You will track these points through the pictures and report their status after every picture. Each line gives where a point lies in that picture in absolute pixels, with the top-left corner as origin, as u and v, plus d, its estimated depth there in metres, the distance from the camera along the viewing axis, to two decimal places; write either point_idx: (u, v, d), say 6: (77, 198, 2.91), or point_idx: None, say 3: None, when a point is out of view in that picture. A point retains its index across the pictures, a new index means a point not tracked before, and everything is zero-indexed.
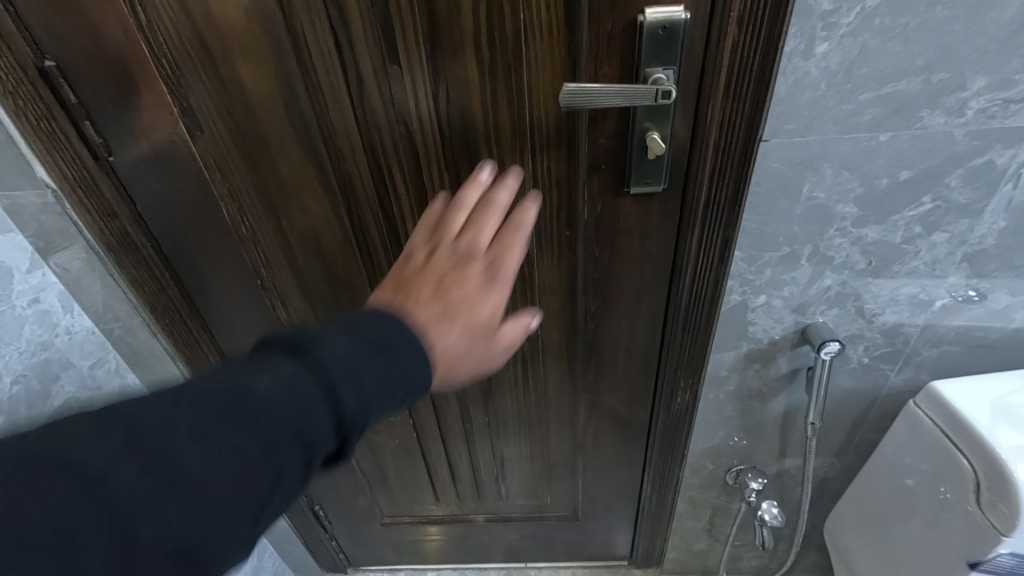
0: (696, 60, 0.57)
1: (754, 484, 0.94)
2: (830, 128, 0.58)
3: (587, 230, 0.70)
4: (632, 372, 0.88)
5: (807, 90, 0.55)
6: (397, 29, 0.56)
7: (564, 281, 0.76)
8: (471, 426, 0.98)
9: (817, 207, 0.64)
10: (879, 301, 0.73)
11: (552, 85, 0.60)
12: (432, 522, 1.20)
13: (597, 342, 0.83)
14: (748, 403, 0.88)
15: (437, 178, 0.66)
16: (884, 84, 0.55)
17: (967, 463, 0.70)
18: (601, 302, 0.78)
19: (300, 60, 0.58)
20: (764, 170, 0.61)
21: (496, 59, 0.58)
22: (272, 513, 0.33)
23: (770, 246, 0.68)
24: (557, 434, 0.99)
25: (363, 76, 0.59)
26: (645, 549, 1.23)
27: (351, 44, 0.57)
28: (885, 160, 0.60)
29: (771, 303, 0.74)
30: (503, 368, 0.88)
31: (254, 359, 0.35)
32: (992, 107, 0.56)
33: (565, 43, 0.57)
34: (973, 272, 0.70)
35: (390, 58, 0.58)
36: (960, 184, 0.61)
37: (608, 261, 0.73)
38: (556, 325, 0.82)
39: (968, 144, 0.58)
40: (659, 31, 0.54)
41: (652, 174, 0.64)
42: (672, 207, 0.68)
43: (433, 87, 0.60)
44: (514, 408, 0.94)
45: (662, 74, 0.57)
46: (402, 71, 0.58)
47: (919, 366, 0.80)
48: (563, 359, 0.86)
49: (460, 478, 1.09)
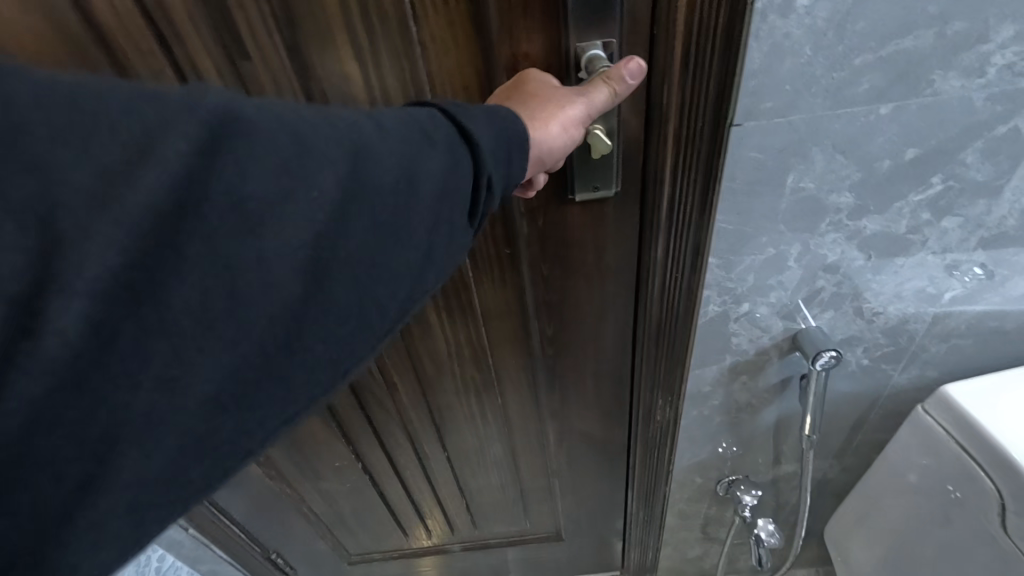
0: (641, 29, 0.44)
1: (748, 498, 0.86)
2: (819, 104, 0.45)
3: (531, 246, 0.58)
4: (604, 395, 0.77)
5: (788, 57, 0.42)
6: (233, 12, 0.42)
7: (511, 304, 0.64)
8: (429, 462, 0.87)
9: (806, 200, 0.52)
10: (880, 299, 0.62)
11: (461, 72, 0.46)
12: (404, 556, 1.11)
13: (558, 367, 0.72)
14: (736, 416, 0.77)
15: None
16: (885, 43, 0.42)
17: (990, 483, 0.62)
18: (558, 325, 0.66)
19: (116, 63, 0.44)
20: (738, 161, 0.49)
21: (377, 45, 0.44)
22: (408, 282, 0.35)
23: (751, 248, 0.56)
24: (527, 462, 0.89)
25: (206, 78, 0.45)
26: (638, 559, 1.15)
27: (180, 36, 0.43)
28: (889, 137, 0.48)
29: (755, 312, 0.63)
30: (454, 402, 0.76)
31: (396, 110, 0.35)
32: (1021, 62, 0.44)
33: (469, 15, 0.43)
34: (990, 258, 0.59)
35: (238, 53, 0.44)
36: (977, 159, 0.50)
37: (560, 280, 0.62)
38: (510, 352, 0.70)
39: (989, 111, 0.46)
40: None
41: (601, 176, 0.52)
42: (629, 210, 0.56)
43: (303, 86, 0.46)
44: (474, 441, 0.83)
45: (598, 50, 0.44)
46: (256, 69, 0.45)
47: (926, 363, 0.70)
48: (524, 386, 0.75)
49: (427, 511, 0.99)
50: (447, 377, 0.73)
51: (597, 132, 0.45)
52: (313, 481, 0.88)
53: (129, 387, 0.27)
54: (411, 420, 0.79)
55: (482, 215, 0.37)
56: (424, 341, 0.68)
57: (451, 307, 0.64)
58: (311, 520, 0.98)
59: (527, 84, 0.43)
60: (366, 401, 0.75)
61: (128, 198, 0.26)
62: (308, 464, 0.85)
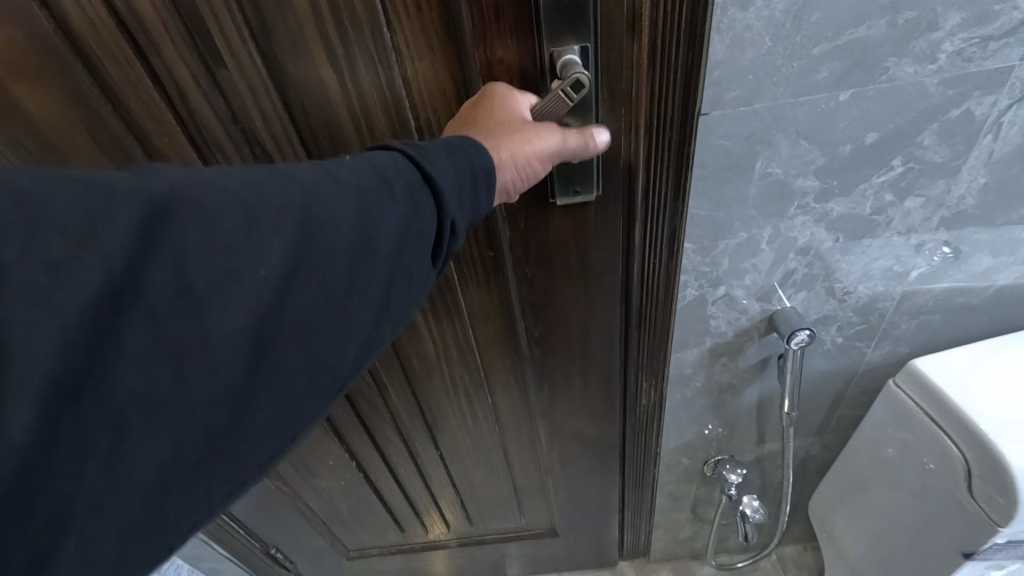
0: (619, 30, 0.44)
1: (733, 477, 0.89)
2: (781, 92, 0.47)
3: (513, 249, 0.59)
4: (593, 397, 0.78)
5: (750, 47, 0.45)
6: (205, 20, 0.43)
7: (496, 306, 0.66)
8: (422, 461, 0.89)
9: (774, 184, 0.54)
10: (850, 279, 0.65)
11: (437, 74, 0.47)
12: (404, 553, 1.13)
13: (546, 367, 0.73)
14: (719, 396, 0.80)
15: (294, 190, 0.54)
16: (841, 32, 0.44)
17: (957, 450, 0.64)
18: (545, 329, 0.68)
19: (94, 72, 0.46)
20: (707, 148, 0.51)
21: (351, 49, 0.45)
22: (365, 326, 0.37)
23: (724, 233, 0.58)
24: (520, 460, 0.91)
25: (182, 86, 0.47)
26: (631, 542, 1.18)
27: (155, 46, 0.44)
28: (849, 122, 0.50)
29: (732, 294, 0.65)
30: (444, 402, 0.79)
31: (351, 162, 0.37)
32: (969, 47, 0.46)
33: (443, 19, 0.44)
34: (952, 236, 0.61)
35: (214, 62, 0.45)
36: (934, 141, 0.52)
37: (544, 282, 0.62)
38: (498, 352, 0.72)
39: (942, 95, 0.49)
40: None
41: (581, 180, 0.52)
42: (611, 214, 0.56)
43: (279, 93, 0.48)
44: (465, 438, 0.85)
45: (574, 53, 0.44)
46: (231, 76, 0.46)
47: (897, 339, 0.73)
48: (513, 386, 0.77)
49: (422, 508, 1.01)
50: (436, 376, 0.75)
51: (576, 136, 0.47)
52: (308, 479, 0.90)
53: (79, 453, 0.27)
54: (401, 418, 0.81)
55: (445, 256, 0.40)
56: (410, 342, 0.70)
57: (436, 306, 0.66)
58: (308, 517, 0.99)
59: (497, 105, 0.44)
60: (355, 401, 0.77)
61: (74, 280, 0.27)
62: (302, 462, 0.86)
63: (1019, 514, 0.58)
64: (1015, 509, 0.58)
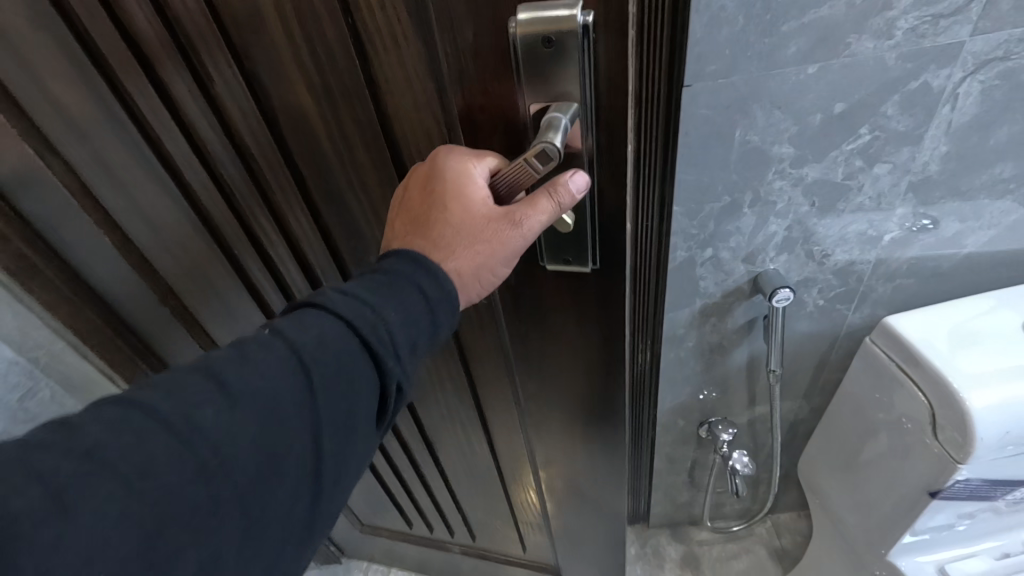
0: (616, 86, 0.38)
1: (724, 436, 0.94)
2: (755, 66, 0.54)
3: (505, 300, 0.56)
4: (591, 461, 0.73)
5: (725, 26, 0.51)
6: (191, 30, 0.42)
7: (492, 347, 0.63)
8: (422, 467, 0.93)
9: (752, 151, 0.61)
10: (828, 242, 0.71)
11: (419, 109, 0.43)
12: (414, 545, 1.21)
13: (543, 422, 0.70)
14: (710, 357, 0.87)
15: (286, 202, 0.54)
16: (807, 11, 0.51)
17: (922, 396, 0.71)
18: (537, 382, 0.64)
19: (107, 79, 0.45)
20: (690, 118, 0.58)
21: (325, 63, 0.42)
22: (297, 495, 0.36)
23: (709, 197, 0.65)
24: (520, 497, 0.90)
25: (178, 99, 0.46)
26: (632, 507, 1.26)
27: (154, 59, 0.44)
28: (818, 93, 0.56)
29: (718, 256, 0.72)
30: (439, 431, 0.82)
31: (261, 350, 0.36)
32: (922, 25, 0.52)
33: (418, 57, 0.39)
34: (920, 202, 0.67)
35: (205, 79, 0.45)
36: (897, 111, 0.58)
37: (536, 338, 0.58)
38: (495, 393, 0.70)
39: (901, 68, 0.55)
40: (542, 44, 0.35)
41: (572, 247, 0.47)
42: (608, 283, 0.50)
43: (262, 112, 0.46)
44: (458, 465, 0.88)
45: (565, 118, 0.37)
46: (221, 90, 0.45)
47: (875, 303, 0.79)
48: (508, 427, 0.74)
49: (427, 512, 1.08)
50: (433, 404, 0.77)
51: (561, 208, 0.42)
52: None
53: None
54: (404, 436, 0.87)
55: (387, 402, 0.40)
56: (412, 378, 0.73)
57: None
58: None
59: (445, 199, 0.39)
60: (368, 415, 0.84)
61: None
62: None
63: (976, 449, 0.65)
64: (972, 445, 0.65)
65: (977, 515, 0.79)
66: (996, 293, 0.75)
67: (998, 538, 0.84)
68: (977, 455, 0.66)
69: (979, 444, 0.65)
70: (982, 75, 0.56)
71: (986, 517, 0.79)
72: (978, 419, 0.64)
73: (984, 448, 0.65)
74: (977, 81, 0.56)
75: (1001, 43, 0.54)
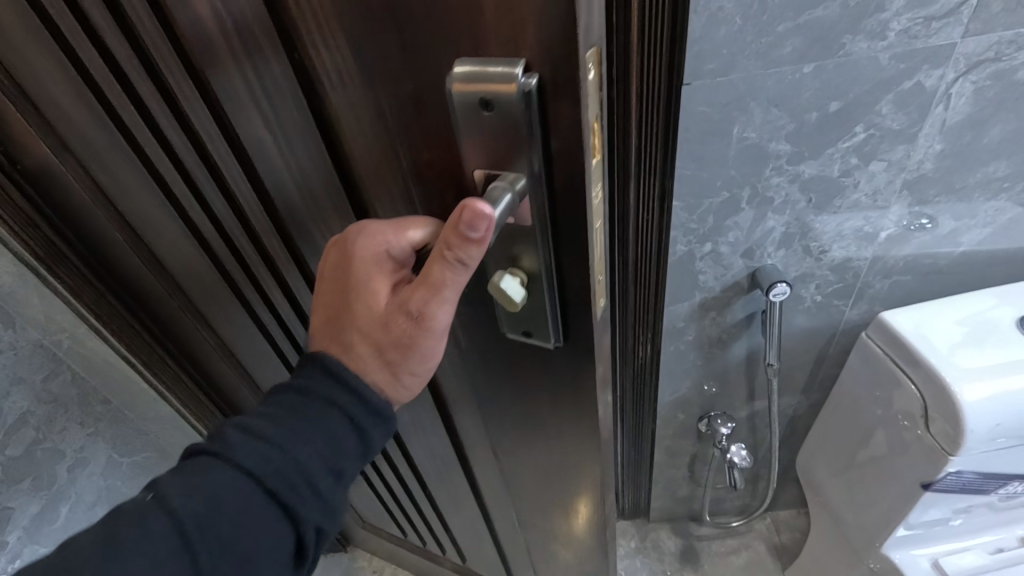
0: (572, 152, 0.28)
1: (723, 430, 0.97)
2: (752, 64, 0.56)
3: (465, 355, 0.46)
4: (575, 530, 0.63)
5: (722, 26, 0.53)
6: (153, 58, 0.35)
7: (461, 395, 0.53)
8: (409, 488, 0.87)
9: (750, 147, 0.63)
10: (826, 238, 0.73)
11: (376, 160, 0.34)
12: (412, 549, 1.20)
13: (517, 483, 0.60)
14: (709, 350, 0.88)
15: (265, 241, 0.47)
16: (802, 12, 0.53)
17: (915, 389, 0.73)
18: (513, 441, 0.53)
19: (95, 93, 0.41)
20: (689, 115, 0.60)
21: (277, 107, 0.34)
22: None
23: (708, 192, 0.67)
24: (509, 543, 0.82)
25: (158, 121, 0.41)
26: (632, 501, 1.27)
27: (128, 78, 0.38)
28: (814, 92, 0.58)
29: (718, 251, 0.74)
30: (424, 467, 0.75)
31: (142, 523, 0.34)
32: (915, 26, 0.54)
33: (351, 105, 0.31)
34: (915, 200, 0.69)
35: (175, 108, 0.38)
36: (892, 110, 0.60)
37: (501, 399, 0.48)
38: (470, 441, 0.61)
39: (894, 68, 0.57)
40: (481, 105, 0.27)
41: (533, 322, 0.37)
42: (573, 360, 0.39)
43: (230, 149, 0.39)
44: (447, 502, 0.82)
45: (512, 191, 0.29)
46: (190, 126, 0.39)
47: (872, 299, 0.81)
48: (488, 473, 0.65)
49: (420, 529, 1.04)
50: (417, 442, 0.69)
51: (505, 280, 0.33)
52: None
53: None
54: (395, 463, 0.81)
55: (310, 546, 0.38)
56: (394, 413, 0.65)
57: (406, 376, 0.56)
58: None
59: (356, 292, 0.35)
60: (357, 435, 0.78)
61: None
62: None
63: (966, 440, 0.67)
64: (962, 437, 0.67)
65: (972, 510, 0.80)
66: (1000, 290, 0.76)
67: (992, 533, 0.85)
68: (966, 446, 0.68)
69: (969, 437, 0.67)
70: (975, 75, 0.58)
71: (981, 512, 0.81)
72: (969, 413, 0.66)
73: (974, 440, 0.67)
74: (969, 81, 0.58)
75: (993, 44, 0.56)
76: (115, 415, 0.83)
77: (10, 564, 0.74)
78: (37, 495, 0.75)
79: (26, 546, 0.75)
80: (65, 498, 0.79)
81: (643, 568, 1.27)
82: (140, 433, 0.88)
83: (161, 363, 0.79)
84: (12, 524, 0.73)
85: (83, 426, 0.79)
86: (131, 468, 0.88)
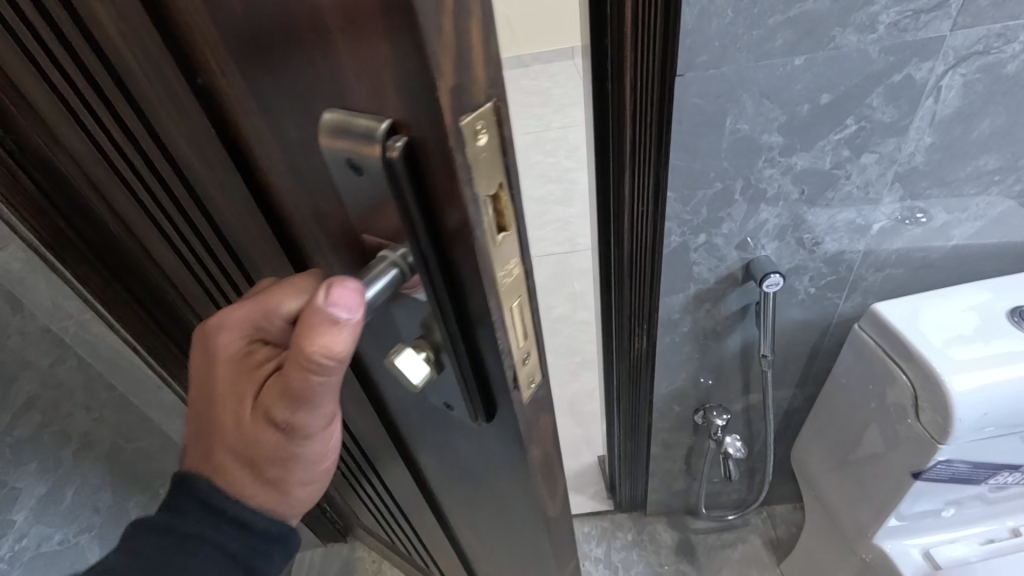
0: (455, 224, 0.27)
1: (718, 421, 0.98)
2: (744, 57, 0.57)
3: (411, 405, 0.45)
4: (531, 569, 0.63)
5: (715, 18, 0.54)
6: (92, 70, 0.37)
7: (414, 441, 0.53)
8: (387, 500, 0.87)
9: (743, 139, 0.64)
10: (818, 230, 0.74)
11: (288, 199, 0.34)
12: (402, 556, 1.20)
13: (477, 525, 0.60)
14: (704, 342, 0.89)
15: (218, 251, 0.48)
16: (792, 6, 0.54)
17: (906, 379, 0.74)
18: (465, 487, 0.53)
19: (63, 98, 0.43)
20: (682, 107, 0.61)
21: (203, 130, 0.34)
22: None
23: (702, 183, 0.68)
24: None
25: (112, 129, 0.42)
26: (629, 494, 1.29)
27: (80, 88, 0.39)
28: (804, 84, 0.59)
29: (712, 242, 0.75)
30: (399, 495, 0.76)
31: None
32: (904, 19, 0.55)
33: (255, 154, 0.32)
34: (907, 193, 0.70)
35: (121, 119, 0.40)
36: (882, 102, 0.61)
37: (447, 450, 0.48)
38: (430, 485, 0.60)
39: (884, 60, 0.58)
40: (353, 166, 0.27)
41: (448, 393, 0.37)
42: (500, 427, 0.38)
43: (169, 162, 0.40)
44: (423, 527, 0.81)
45: (398, 266, 0.29)
46: (135, 136, 0.40)
47: (865, 292, 0.82)
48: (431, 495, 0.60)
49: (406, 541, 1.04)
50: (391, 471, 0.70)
51: (405, 351, 0.33)
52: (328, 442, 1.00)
53: None
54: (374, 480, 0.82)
55: None
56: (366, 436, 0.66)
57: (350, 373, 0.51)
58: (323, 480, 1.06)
59: (226, 398, 0.36)
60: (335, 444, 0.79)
61: None
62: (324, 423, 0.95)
63: (955, 429, 0.68)
64: (951, 426, 0.68)
65: (964, 502, 0.81)
66: (992, 282, 0.77)
67: (984, 525, 0.86)
68: (955, 435, 0.69)
69: (958, 426, 0.68)
70: (964, 68, 0.59)
71: (971, 504, 0.82)
72: (959, 402, 0.67)
73: (964, 429, 0.68)
74: (959, 74, 0.59)
75: (981, 37, 0.57)
76: (119, 401, 0.85)
77: (17, 545, 0.73)
78: (42, 476, 0.76)
79: (33, 525, 0.75)
80: (71, 480, 0.80)
81: (640, 561, 1.29)
82: (144, 420, 0.89)
83: (161, 349, 0.83)
84: (18, 503, 0.73)
85: (89, 411, 0.81)
86: (134, 455, 0.89)
